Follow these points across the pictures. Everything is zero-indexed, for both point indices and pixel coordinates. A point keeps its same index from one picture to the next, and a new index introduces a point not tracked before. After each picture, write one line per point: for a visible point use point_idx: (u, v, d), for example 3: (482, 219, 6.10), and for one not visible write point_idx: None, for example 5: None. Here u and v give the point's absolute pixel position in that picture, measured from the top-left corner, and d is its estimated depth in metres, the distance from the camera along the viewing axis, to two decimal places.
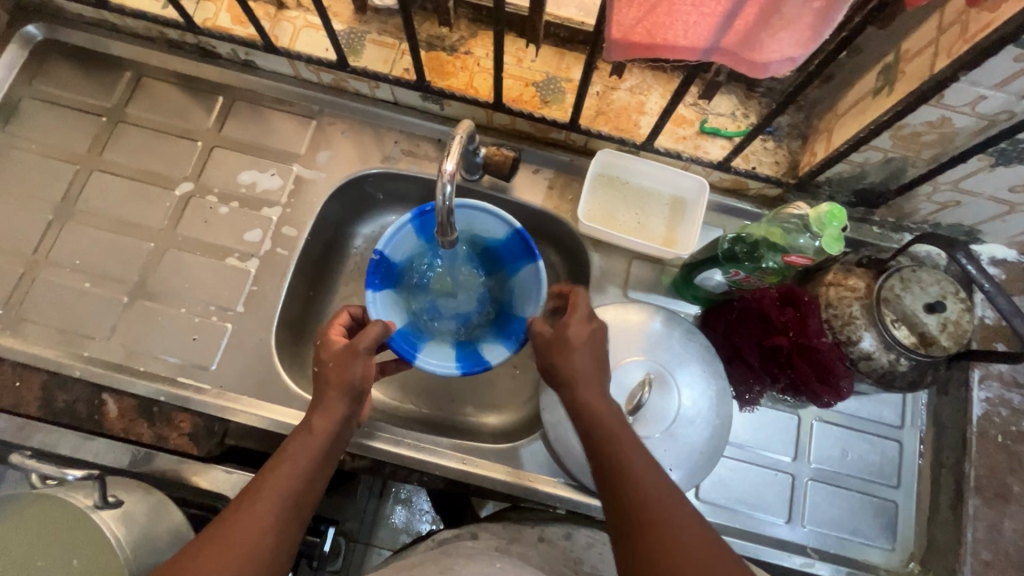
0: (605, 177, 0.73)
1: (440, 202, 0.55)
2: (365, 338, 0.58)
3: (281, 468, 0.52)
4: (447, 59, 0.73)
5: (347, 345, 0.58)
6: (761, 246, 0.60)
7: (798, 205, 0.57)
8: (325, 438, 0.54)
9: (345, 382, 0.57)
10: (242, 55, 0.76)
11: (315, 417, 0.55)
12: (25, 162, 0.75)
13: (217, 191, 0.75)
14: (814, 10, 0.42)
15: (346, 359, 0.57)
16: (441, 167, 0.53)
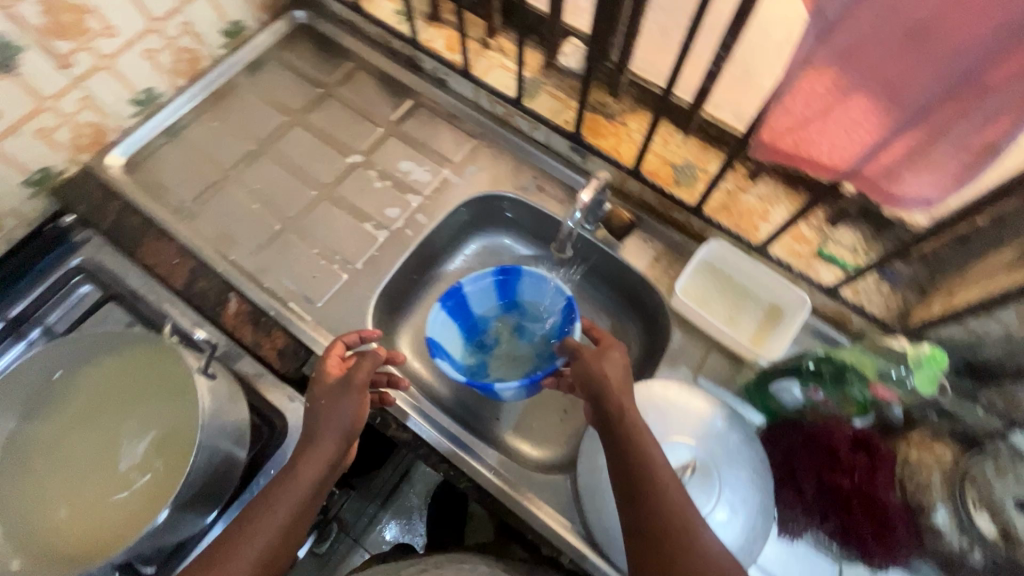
0: (709, 264, 0.77)
1: (570, 224, 0.72)
2: (359, 374, 0.64)
3: (264, 518, 0.57)
4: (604, 123, 0.82)
5: (343, 380, 0.64)
6: (851, 372, 0.60)
7: (896, 338, 0.59)
8: (312, 483, 0.59)
9: (340, 423, 0.62)
10: (441, 74, 0.91)
11: (303, 464, 0.60)
12: (253, 103, 0.93)
13: (378, 168, 0.88)
14: (961, 161, 0.45)
15: (336, 403, 0.63)
16: (579, 198, 0.70)
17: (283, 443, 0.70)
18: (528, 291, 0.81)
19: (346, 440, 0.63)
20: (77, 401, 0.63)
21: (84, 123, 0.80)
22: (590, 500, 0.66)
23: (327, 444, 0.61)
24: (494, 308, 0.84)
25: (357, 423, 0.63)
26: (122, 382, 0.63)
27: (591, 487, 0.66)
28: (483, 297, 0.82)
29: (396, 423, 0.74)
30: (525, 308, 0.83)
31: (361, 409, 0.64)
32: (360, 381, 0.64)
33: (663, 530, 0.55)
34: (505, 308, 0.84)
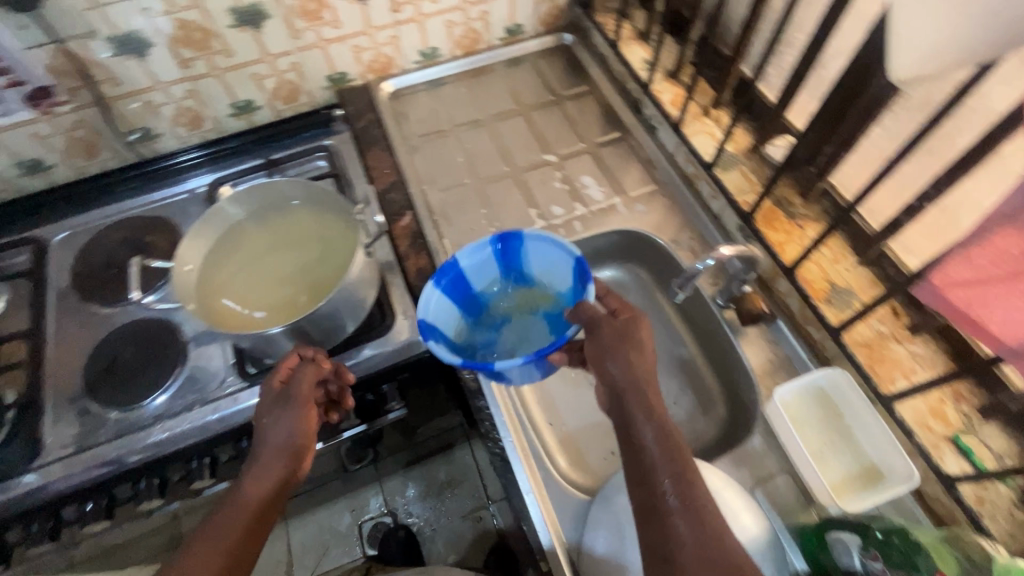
0: (822, 391, 0.74)
1: (693, 266, 0.73)
2: (302, 389, 0.69)
3: (213, 539, 0.59)
4: (781, 217, 0.83)
5: (285, 397, 0.69)
6: (920, 553, 0.57)
7: (984, 540, 0.57)
8: (257, 501, 0.63)
9: (284, 443, 0.66)
10: (654, 121, 1.00)
11: (248, 483, 0.64)
12: (498, 88, 1.12)
13: (564, 172, 0.99)
14: None
15: (282, 418, 0.68)
16: (718, 248, 0.72)
17: (382, 337, 0.85)
18: (534, 251, 0.78)
19: (294, 456, 0.67)
20: (289, 225, 0.82)
21: (383, 54, 1.06)
22: (594, 528, 0.66)
23: (273, 464, 0.65)
24: (493, 275, 0.81)
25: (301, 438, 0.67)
26: (319, 229, 0.82)
27: (600, 517, 0.66)
28: (481, 268, 0.79)
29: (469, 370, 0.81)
30: (529, 271, 0.81)
31: (306, 425, 0.68)
32: (303, 392, 0.69)
33: (686, 548, 0.51)
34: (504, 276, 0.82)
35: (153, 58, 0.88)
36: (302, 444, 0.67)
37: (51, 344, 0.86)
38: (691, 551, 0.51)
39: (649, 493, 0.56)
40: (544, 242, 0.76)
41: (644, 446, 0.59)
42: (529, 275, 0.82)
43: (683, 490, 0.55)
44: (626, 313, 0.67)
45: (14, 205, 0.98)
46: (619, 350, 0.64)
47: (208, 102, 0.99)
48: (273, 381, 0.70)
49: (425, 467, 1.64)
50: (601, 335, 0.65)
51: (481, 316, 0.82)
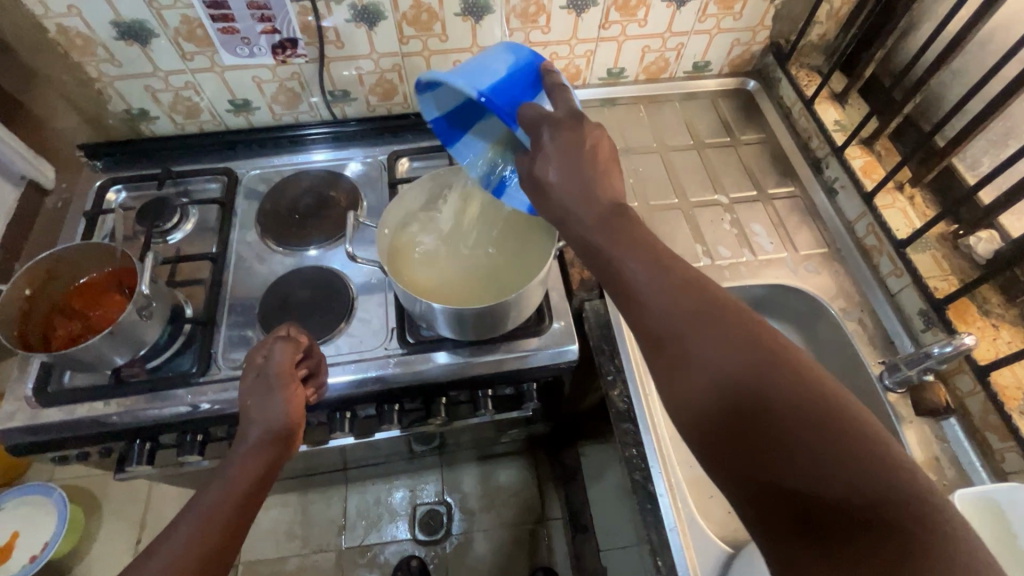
0: (995, 506, 0.68)
1: (929, 346, 0.74)
2: (275, 365, 0.71)
3: (207, 496, 0.59)
4: (973, 313, 0.79)
5: (260, 374, 0.71)
6: None
7: None
8: (252, 469, 0.63)
9: (273, 420, 0.68)
10: (836, 184, 0.98)
11: (239, 456, 0.64)
12: (674, 118, 1.13)
13: (734, 215, 0.99)
14: None
15: (268, 398, 0.70)
16: (961, 335, 0.71)
17: (531, 337, 0.86)
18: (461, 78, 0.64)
19: (281, 438, 0.68)
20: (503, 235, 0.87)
21: (574, 65, 1.08)
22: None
23: (265, 443, 0.67)
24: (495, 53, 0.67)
25: (292, 416, 0.70)
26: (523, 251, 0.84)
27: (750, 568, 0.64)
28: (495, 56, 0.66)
29: (620, 392, 0.80)
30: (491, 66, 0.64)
31: (292, 403, 0.70)
32: (278, 369, 0.71)
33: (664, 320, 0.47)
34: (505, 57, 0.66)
35: (379, 30, 0.94)
36: (291, 425, 0.69)
37: (231, 273, 0.92)
38: (717, 370, 0.43)
39: (652, 330, 0.47)
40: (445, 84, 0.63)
41: (633, 271, 0.49)
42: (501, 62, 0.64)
43: (690, 305, 0.46)
44: (570, 128, 0.55)
45: (215, 137, 1.06)
46: (560, 152, 0.54)
47: (408, 78, 1.04)
48: (254, 361, 0.72)
49: (486, 466, 1.65)
50: (552, 135, 0.55)
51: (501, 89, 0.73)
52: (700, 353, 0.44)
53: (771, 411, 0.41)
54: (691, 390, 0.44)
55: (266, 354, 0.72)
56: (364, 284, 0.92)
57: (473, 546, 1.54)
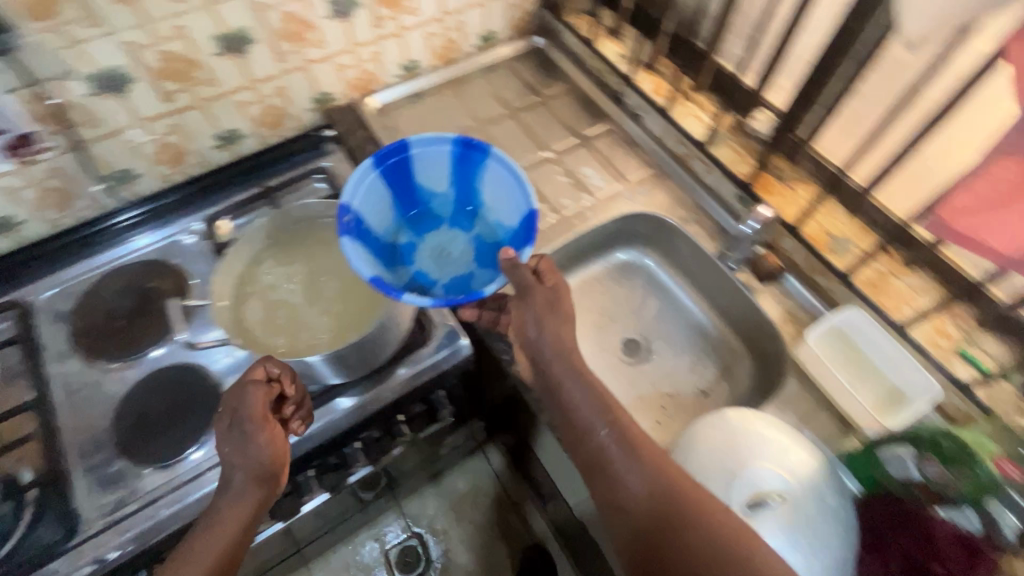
0: (842, 333, 0.81)
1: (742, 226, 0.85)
2: (247, 414, 0.64)
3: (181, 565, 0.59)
4: (774, 183, 0.92)
5: (235, 417, 0.64)
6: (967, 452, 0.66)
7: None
8: (235, 527, 0.62)
9: (253, 468, 0.63)
10: (638, 109, 1.06)
11: (230, 506, 0.62)
12: (482, 93, 1.15)
13: (564, 166, 1.04)
14: None
15: (245, 445, 0.63)
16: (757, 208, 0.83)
17: (417, 350, 0.85)
18: (454, 177, 0.91)
19: (265, 479, 0.64)
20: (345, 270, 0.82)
21: (365, 70, 1.05)
22: None
23: (252, 495, 0.63)
24: (373, 178, 0.84)
25: (275, 456, 0.64)
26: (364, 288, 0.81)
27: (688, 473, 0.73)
28: (373, 199, 0.85)
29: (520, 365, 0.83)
30: (427, 185, 0.92)
31: (275, 445, 0.65)
32: (248, 416, 0.64)
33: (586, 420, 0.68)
34: (397, 199, 0.90)
35: (134, 94, 0.84)
36: (274, 467, 0.64)
37: (64, 412, 0.80)
38: (604, 449, 0.67)
39: (579, 430, 0.69)
40: (484, 172, 0.88)
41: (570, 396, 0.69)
42: (424, 189, 0.92)
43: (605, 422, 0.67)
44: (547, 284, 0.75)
45: None
46: (545, 325, 0.72)
47: (193, 137, 0.94)
48: (234, 399, 0.66)
49: (439, 485, 1.62)
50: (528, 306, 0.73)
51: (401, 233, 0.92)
52: (595, 441, 0.68)
53: (633, 500, 0.65)
54: (597, 466, 0.68)
55: (240, 394, 0.65)
56: (226, 365, 0.84)
57: (456, 562, 1.52)
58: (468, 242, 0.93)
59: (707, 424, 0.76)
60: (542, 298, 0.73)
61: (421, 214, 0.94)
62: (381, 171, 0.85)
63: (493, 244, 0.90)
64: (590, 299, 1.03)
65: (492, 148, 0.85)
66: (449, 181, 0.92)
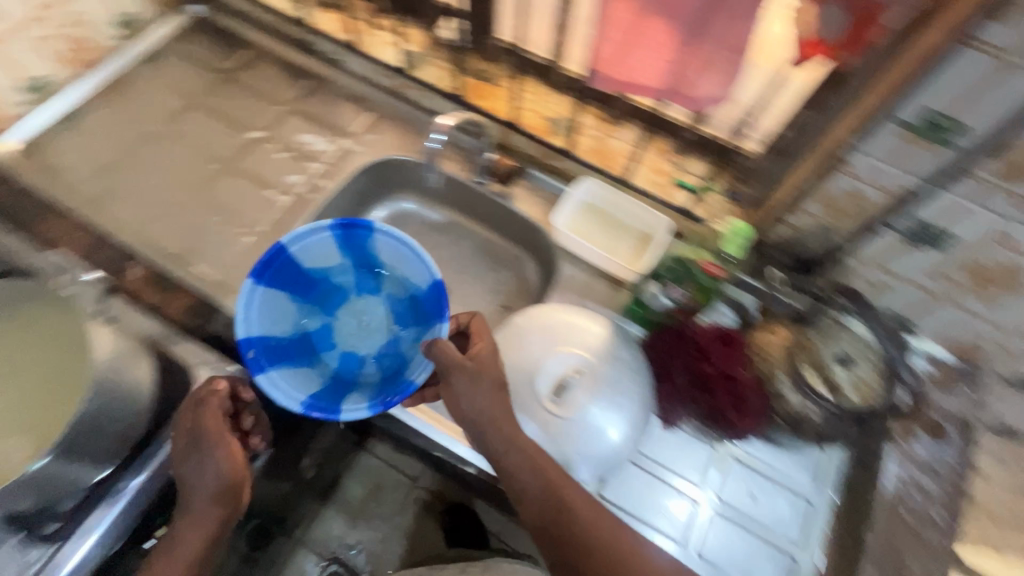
0: (586, 203, 0.86)
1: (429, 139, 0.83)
2: (208, 427, 0.60)
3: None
4: (486, 87, 0.92)
5: (189, 442, 0.60)
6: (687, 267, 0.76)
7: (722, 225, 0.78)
8: (192, 549, 0.59)
9: (210, 488, 0.60)
10: (333, 53, 0.98)
11: (185, 528, 0.59)
12: (151, 90, 0.96)
13: (279, 142, 0.93)
14: (723, 57, 0.58)
15: (200, 463, 0.60)
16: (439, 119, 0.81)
17: None
18: (345, 252, 0.77)
19: (224, 498, 0.61)
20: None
21: None
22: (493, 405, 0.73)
23: (208, 513, 0.60)
24: (258, 292, 0.71)
25: (232, 475, 0.62)
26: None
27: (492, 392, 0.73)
28: (271, 309, 0.72)
29: None
30: (321, 266, 0.77)
31: (230, 465, 0.61)
32: (211, 432, 0.60)
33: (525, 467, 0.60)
34: (297, 291, 0.76)
35: None
36: (235, 481, 0.62)
37: None
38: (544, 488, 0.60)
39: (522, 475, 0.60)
40: (371, 241, 0.75)
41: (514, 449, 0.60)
42: (323, 273, 0.78)
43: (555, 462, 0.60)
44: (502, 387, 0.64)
45: None
46: (479, 398, 0.62)
47: None
48: (189, 413, 0.62)
49: None
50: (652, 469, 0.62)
51: (308, 321, 0.77)
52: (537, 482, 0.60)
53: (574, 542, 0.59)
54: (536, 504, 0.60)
55: (199, 405, 0.62)
56: None
57: None
58: (385, 306, 0.80)
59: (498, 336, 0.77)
60: (465, 373, 0.62)
61: (321, 293, 0.79)
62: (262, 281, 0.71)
63: (411, 303, 0.78)
64: None
65: (374, 222, 0.73)
66: (341, 253, 0.77)
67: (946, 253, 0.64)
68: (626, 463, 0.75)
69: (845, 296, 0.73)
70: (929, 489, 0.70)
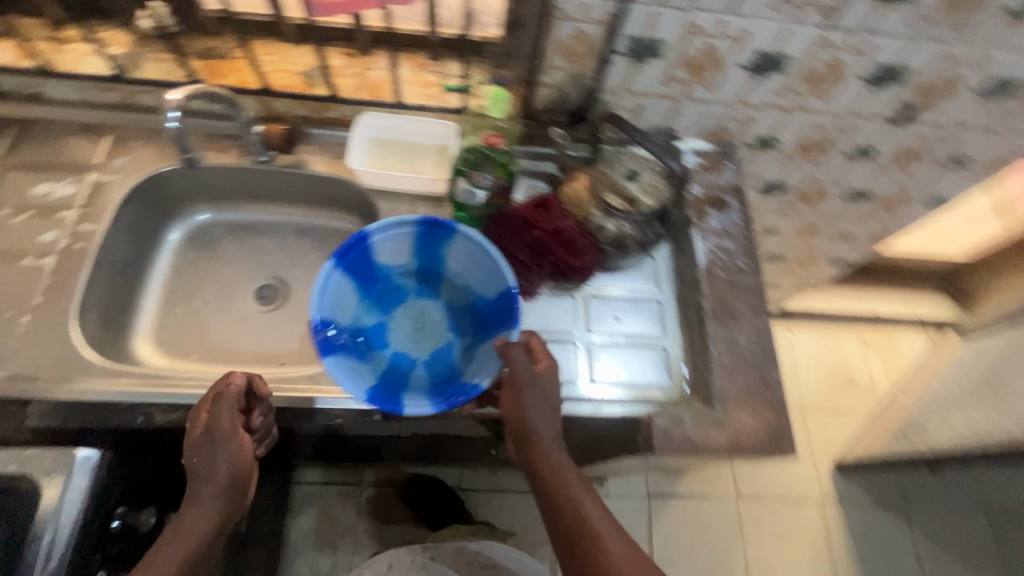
0: (376, 140, 0.87)
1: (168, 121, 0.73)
2: (222, 423, 0.63)
3: (163, 550, 0.60)
4: (221, 63, 0.85)
5: (206, 435, 0.63)
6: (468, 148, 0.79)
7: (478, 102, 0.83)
8: (202, 531, 0.62)
9: (217, 477, 0.63)
10: (29, 88, 0.84)
11: (190, 512, 0.62)
12: None
13: (10, 205, 0.79)
14: None
15: (213, 454, 0.63)
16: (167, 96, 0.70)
17: (39, 513, 0.62)
18: (417, 251, 0.81)
19: (230, 492, 0.64)
20: None
21: None
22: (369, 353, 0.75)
23: (211, 502, 0.63)
24: (340, 276, 0.75)
25: (240, 471, 0.64)
26: None
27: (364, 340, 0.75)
28: (335, 294, 0.75)
29: (160, 412, 0.69)
30: (388, 263, 0.81)
31: (240, 458, 0.65)
32: (227, 427, 0.63)
33: (550, 467, 0.66)
34: (362, 285, 0.79)
35: None
36: (241, 475, 0.65)
37: None
38: (566, 479, 0.65)
39: (545, 469, 0.66)
40: (455, 248, 0.79)
41: (552, 457, 0.66)
42: (391, 270, 0.82)
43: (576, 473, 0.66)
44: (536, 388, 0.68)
45: None
46: (529, 405, 0.67)
47: None
48: (208, 406, 0.64)
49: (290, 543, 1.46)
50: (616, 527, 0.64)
51: (362, 320, 0.80)
52: (562, 472, 0.66)
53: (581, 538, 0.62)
54: (548, 492, 0.65)
55: (216, 398, 0.64)
56: None
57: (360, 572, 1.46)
58: (440, 311, 0.83)
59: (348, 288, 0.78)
60: (531, 386, 0.68)
61: (383, 290, 0.82)
62: (345, 264, 0.75)
63: (473, 310, 0.81)
64: (188, 290, 0.89)
65: (456, 224, 0.77)
66: (412, 253, 0.81)
67: (664, 57, 0.77)
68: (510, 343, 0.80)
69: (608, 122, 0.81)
70: (730, 247, 0.86)
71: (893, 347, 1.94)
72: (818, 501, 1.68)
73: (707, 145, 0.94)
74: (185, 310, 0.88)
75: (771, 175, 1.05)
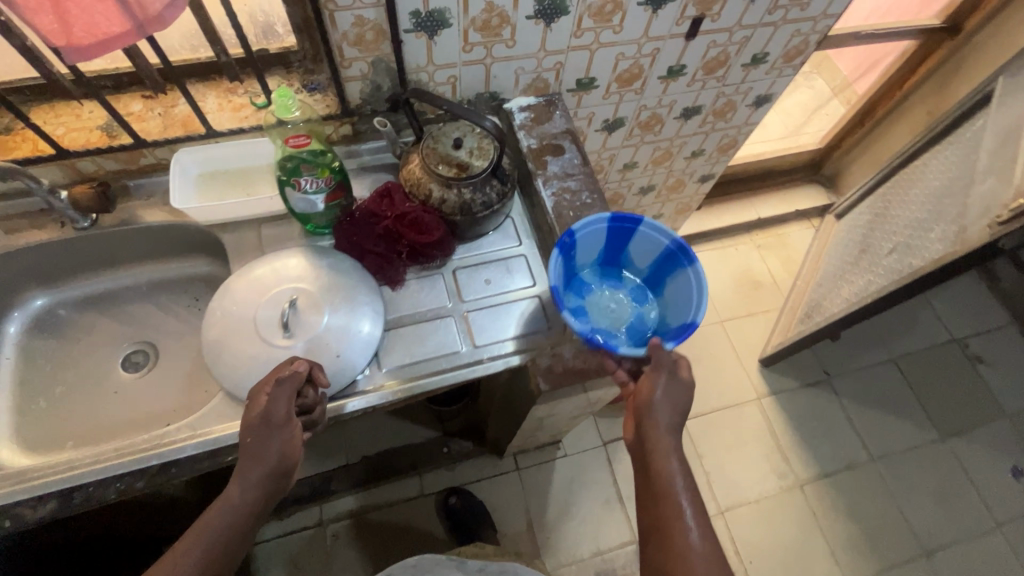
0: (204, 174, 0.86)
1: None
2: (277, 410, 0.65)
3: (209, 522, 0.61)
4: (5, 138, 0.79)
5: (263, 419, 0.65)
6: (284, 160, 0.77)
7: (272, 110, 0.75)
8: (247, 512, 0.62)
9: (266, 461, 0.64)
10: None
11: (236, 490, 0.63)
12: None
13: None
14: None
15: (264, 438, 0.64)
16: None
17: None
18: (605, 244, 0.83)
19: (278, 476, 0.64)
20: None
21: None
22: (239, 383, 0.72)
23: (259, 486, 0.63)
24: (603, 229, 0.80)
25: (289, 459, 0.65)
26: None
27: (232, 372, 0.73)
28: (593, 239, 0.81)
29: (28, 508, 0.65)
30: (632, 256, 0.84)
31: (291, 448, 0.66)
32: (284, 416, 0.65)
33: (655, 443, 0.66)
34: (606, 249, 0.84)
35: None
36: (288, 465, 0.65)
37: None
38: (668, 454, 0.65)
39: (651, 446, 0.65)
40: (678, 271, 0.79)
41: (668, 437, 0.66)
42: (628, 261, 0.86)
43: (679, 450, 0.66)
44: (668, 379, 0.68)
45: None
46: (659, 390, 0.67)
47: None
48: (269, 389, 0.66)
49: None
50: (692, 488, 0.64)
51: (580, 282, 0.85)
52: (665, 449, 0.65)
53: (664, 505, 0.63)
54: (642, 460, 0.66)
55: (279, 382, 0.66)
56: None
57: None
58: (634, 315, 0.84)
59: (207, 324, 0.76)
60: (671, 380, 0.68)
61: (607, 267, 0.87)
62: (613, 223, 0.80)
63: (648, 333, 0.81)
64: (46, 380, 0.84)
65: (699, 262, 0.76)
66: (651, 262, 0.83)
67: (454, 24, 0.79)
68: (388, 331, 0.81)
69: (415, 97, 0.81)
70: (574, 187, 0.90)
71: (785, 243, 2.10)
72: (756, 399, 1.80)
73: (533, 99, 0.98)
74: (50, 401, 0.83)
75: (606, 112, 1.10)
